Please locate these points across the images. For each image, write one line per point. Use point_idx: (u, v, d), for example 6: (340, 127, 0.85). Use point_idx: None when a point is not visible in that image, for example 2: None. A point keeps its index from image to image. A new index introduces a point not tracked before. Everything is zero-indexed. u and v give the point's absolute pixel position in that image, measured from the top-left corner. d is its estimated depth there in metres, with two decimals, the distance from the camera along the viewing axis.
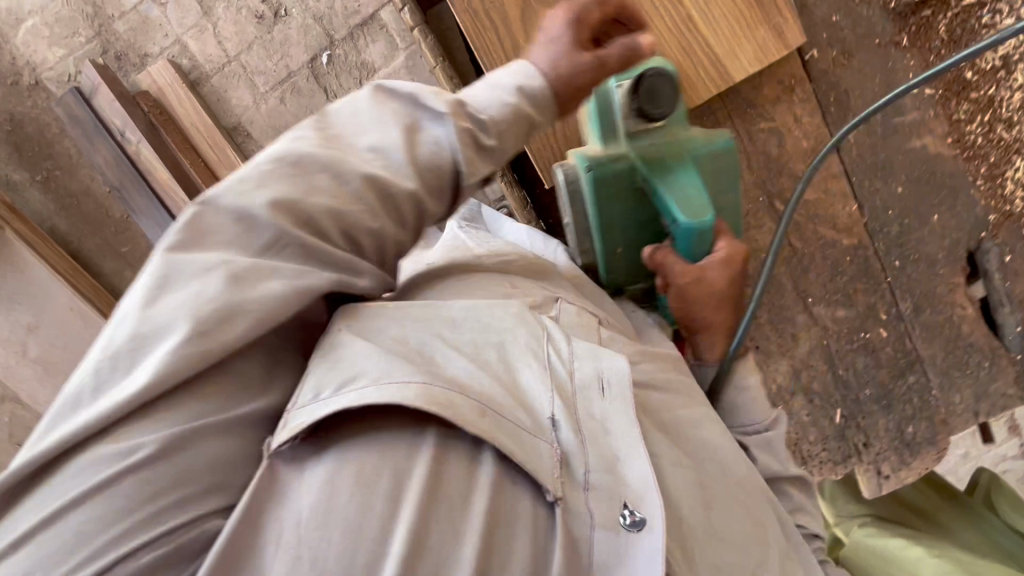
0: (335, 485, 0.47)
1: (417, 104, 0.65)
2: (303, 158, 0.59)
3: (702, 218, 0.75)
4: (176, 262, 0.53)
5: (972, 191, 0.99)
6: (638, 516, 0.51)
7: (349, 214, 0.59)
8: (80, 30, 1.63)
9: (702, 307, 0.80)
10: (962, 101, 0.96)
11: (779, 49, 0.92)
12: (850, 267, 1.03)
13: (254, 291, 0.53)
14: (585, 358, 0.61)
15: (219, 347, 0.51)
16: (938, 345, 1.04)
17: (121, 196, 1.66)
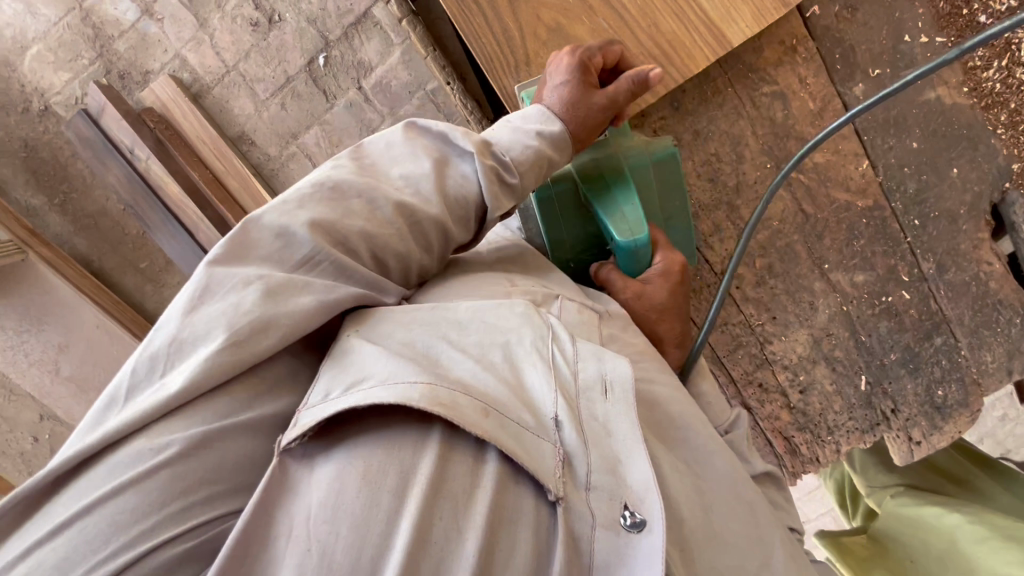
0: (342, 482, 0.47)
1: (448, 144, 0.73)
2: (340, 185, 0.65)
3: (637, 236, 0.78)
4: (217, 273, 0.58)
5: (993, 141, 0.94)
6: (639, 517, 0.51)
7: (380, 237, 0.65)
8: (83, 53, 1.66)
9: (644, 321, 0.83)
10: (976, 47, 0.92)
11: (777, 8, 0.89)
12: (867, 230, 1.00)
13: (287, 305, 0.58)
14: (589, 360, 0.61)
15: (252, 355, 0.55)
16: (964, 303, 1.00)
17: (136, 213, 1.71)
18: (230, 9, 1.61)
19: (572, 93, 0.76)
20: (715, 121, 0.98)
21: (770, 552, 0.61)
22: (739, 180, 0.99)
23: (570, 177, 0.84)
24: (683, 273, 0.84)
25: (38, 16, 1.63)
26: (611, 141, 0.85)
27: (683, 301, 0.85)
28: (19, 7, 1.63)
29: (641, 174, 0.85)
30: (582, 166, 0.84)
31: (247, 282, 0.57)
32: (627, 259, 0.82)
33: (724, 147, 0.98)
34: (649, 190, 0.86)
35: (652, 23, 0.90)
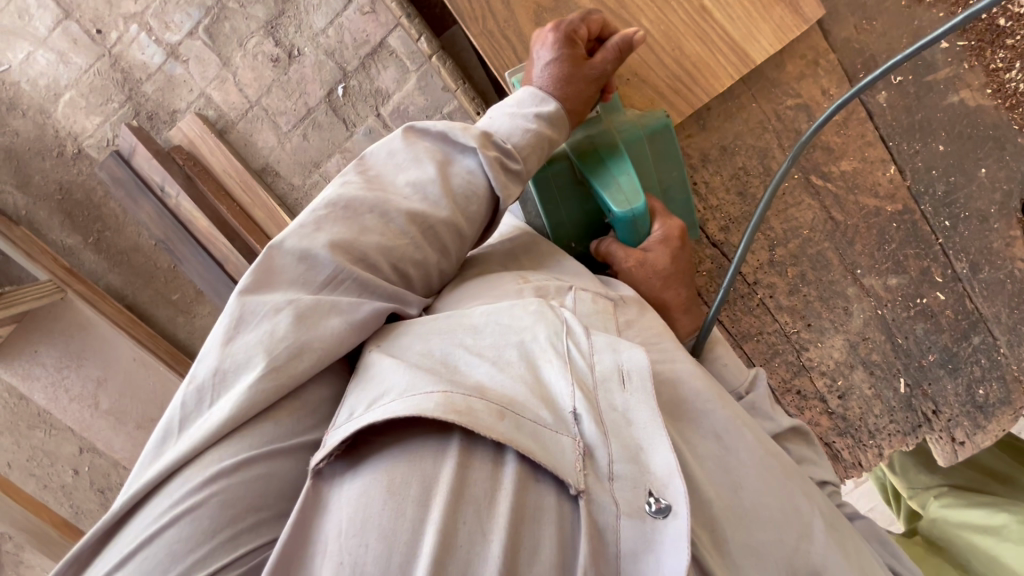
0: (366, 496, 0.49)
1: (448, 142, 0.73)
2: (352, 202, 0.66)
3: (634, 206, 0.81)
4: (249, 303, 0.59)
5: (1021, 139, 0.94)
6: (664, 502, 0.51)
7: (396, 249, 0.66)
8: (113, 97, 1.72)
9: (648, 287, 0.84)
10: (997, 49, 0.93)
11: (797, 24, 0.91)
12: (898, 234, 1.00)
13: (317, 328, 0.59)
14: (605, 351, 0.61)
15: (291, 380, 0.57)
16: (1001, 302, 1.00)
17: (167, 248, 1.77)
18: (251, 47, 1.66)
19: (561, 69, 0.77)
20: (741, 136, 0.99)
21: (809, 522, 0.60)
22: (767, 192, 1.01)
23: (565, 157, 0.86)
24: (682, 237, 0.86)
25: (69, 64, 1.70)
26: (603, 119, 0.87)
27: (686, 264, 0.86)
28: (52, 57, 1.70)
29: (636, 149, 0.87)
30: (576, 144, 0.85)
31: (277, 308, 0.59)
32: (626, 229, 0.84)
33: (751, 160, 1.00)
34: (645, 161, 0.88)
35: (674, 46, 0.91)
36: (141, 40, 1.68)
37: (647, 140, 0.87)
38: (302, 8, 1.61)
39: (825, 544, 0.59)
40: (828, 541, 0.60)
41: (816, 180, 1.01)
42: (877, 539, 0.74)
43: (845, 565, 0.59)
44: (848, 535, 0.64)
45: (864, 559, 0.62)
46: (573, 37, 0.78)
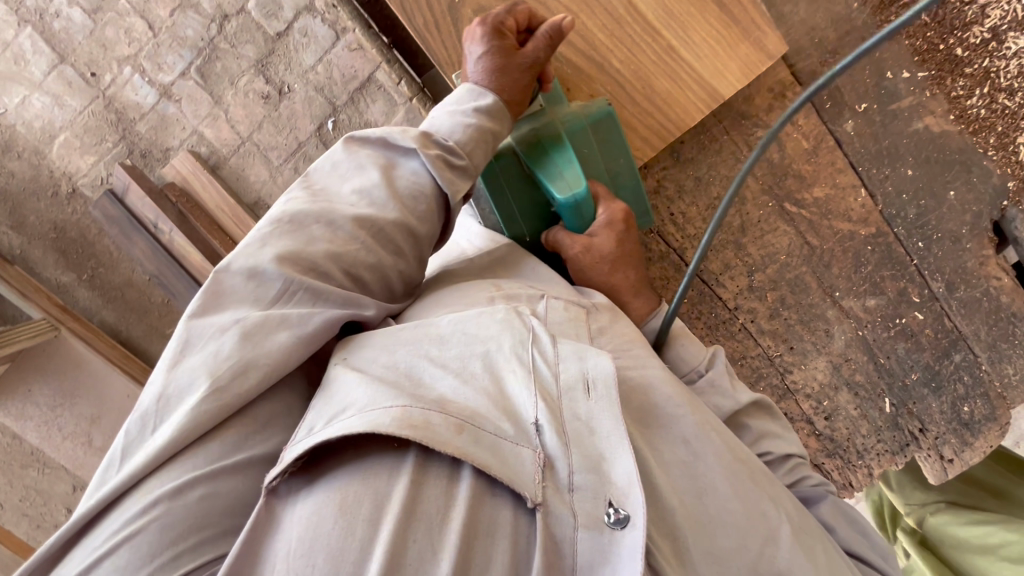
0: (318, 515, 0.49)
1: (389, 147, 0.75)
2: (296, 216, 0.67)
3: (576, 192, 0.83)
4: (195, 328, 0.60)
5: (986, 162, 0.97)
6: (623, 513, 0.52)
7: (347, 253, 0.67)
8: (107, 137, 1.76)
9: (597, 272, 0.86)
10: (958, 78, 0.95)
11: (763, 61, 0.93)
12: (873, 257, 1.02)
13: (265, 344, 0.60)
14: (571, 359, 0.63)
15: (237, 398, 0.58)
16: (979, 319, 1.02)
17: (160, 282, 1.80)
18: (243, 85, 1.69)
19: (491, 59, 0.80)
20: (715, 166, 1.02)
21: (775, 526, 0.61)
22: (744, 220, 1.03)
23: (512, 151, 0.89)
24: (627, 221, 0.87)
25: (65, 107, 1.74)
26: (547, 112, 0.89)
27: (634, 246, 0.88)
28: (47, 100, 1.73)
29: (581, 138, 0.89)
30: (521, 137, 0.87)
31: (224, 329, 0.60)
32: (572, 215, 0.86)
33: (726, 191, 1.02)
34: (591, 150, 0.90)
35: (645, 84, 0.94)
36: (135, 81, 1.72)
37: (590, 128, 0.89)
38: (292, 46, 1.64)
39: (791, 548, 0.60)
40: (794, 545, 0.61)
41: (790, 207, 1.02)
42: (847, 518, 0.74)
43: (811, 568, 0.60)
44: (817, 537, 0.65)
45: (831, 560, 0.63)
46: (500, 29, 0.81)
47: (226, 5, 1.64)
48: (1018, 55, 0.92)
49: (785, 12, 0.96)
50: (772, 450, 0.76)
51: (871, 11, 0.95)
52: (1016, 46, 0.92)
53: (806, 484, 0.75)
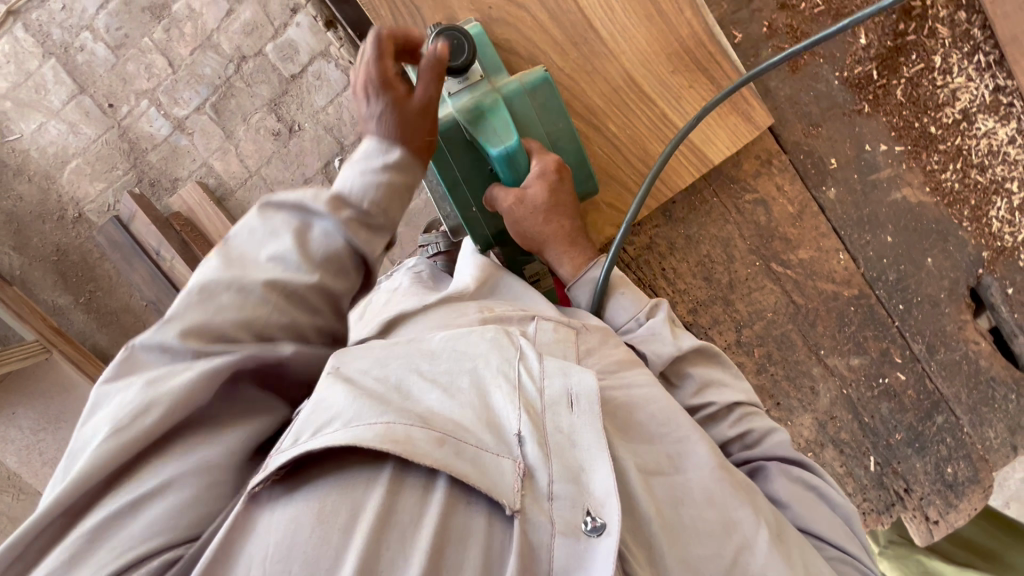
0: (296, 521, 0.49)
1: (300, 211, 0.64)
2: (202, 283, 0.60)
3: (508, 145, 0.84)
4: (102, 390, 0.57)
5: (962, 233, 1.02)
6: (599, 521, 0.55)
7: (258, 319, 0.61)
8: (118, 165, 1.80)
9: (531, 223, 0.90)
10: (932, 153, 1.01)
11: (751, 131, 0.98)
12: (856, 317, 1.06)
13: (168, 387, 0.56)
14: (555, 375, 0.66)
15: (142, 439, 0.54)
16: (960, 382, 1.05)
17: (158, 309, 1.81)
18: (255, 122, 1.76)
19: (389, 110, 0.69)
20: (704, 227, 1.06)
21: (750, 534, 0.63)
22: (732, 277, 1.07)
23: (450, 117, 0.87)
24: (560, 170, 0.88)
25: (79, 134, 1.79)
26: (486, 80, 0.89)
27: (568, 196, 0.90)
28: (63, 127, 1.78)
29: (519, 104, 0.89)
30: (460, 104, 0.86)
31: (130, 382, 0.56)
32: (505, 169, 0.87)
33: (715, 249, 1.06)
34: (529, 114, 0.90)
35: (640, 145, 0.99)
36: (150, 114, 1.78)
37: (528, 94, 0.89)
38: (305, 88, 1.72)
39: (766, 553, 0.61)
40: (768, 550, 0.62)
41: (776, 266, 1.06)
42: (805, 486, 0.76)
43: (786, 569, 0.61)
44: (796, 543, 0.65)
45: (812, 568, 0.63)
46: (386, 78, 0.71)
47: (245, 47, 1.72)
48: (986, 135, 0.99)
49: (771, 87, 1.02)
50: (716, 400, 0.82)
51: (852, 89, 1.01)
52: (984, 127, 0.99)
53: (752, 437, 0.80)
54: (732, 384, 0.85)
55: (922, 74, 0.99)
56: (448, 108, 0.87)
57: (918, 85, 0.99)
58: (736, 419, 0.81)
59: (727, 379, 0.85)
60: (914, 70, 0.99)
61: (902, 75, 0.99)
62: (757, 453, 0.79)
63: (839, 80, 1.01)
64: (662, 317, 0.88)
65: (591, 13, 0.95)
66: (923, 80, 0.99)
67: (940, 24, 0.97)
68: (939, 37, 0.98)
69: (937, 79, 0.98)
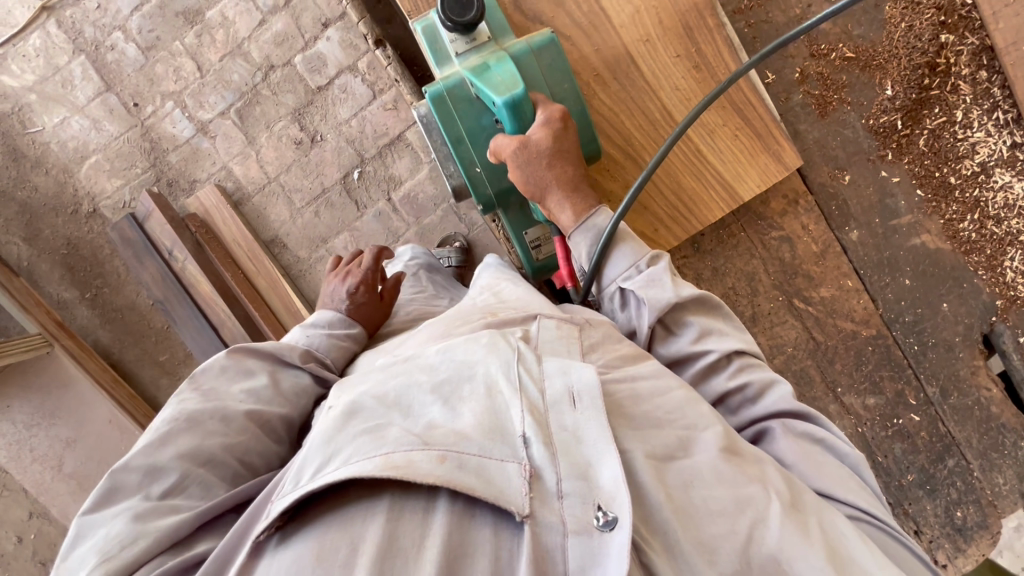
0: (297, 564, 0.54)
1: (275, 359, 0.90)
2: (192, 414, 0.76)
3: (514, 92, 0.88)
4: (89, 521, 0.67)
5: (976, 279, 1.05)
6: (611, 515, 0.58)
7: (240, 444, 0.77)
8: (138, 163, 1.81)
9: (534, 168, 0.91)
10: (950, 203, 1.05)
11: (780, 171, 1.01)
12: (873, 356, 1.08)
13: (155, 520, 0.66)
14: (556, 376, 0.71)
15: (122, 566, 0.62)
16: (971, 427, 1.07)
17: (165, 309, 1.80)
18: (278, 129, 1.78)
19: (357, 302, 1.09)
20: (731, 260, 1.09)
21: (763, 510, 0.64)
22: (755, 311, 1.09)
23: (457, 75, 0.95)
24: (565, 120, 0.92)
25: (102, 131, 1.80)
26: (493, 42, 0.97)
27: (572, 145, 0.92)
28: (86, 124, 1.79)
29: (525, 62, 0.94)
30: (467, 62, 0.95)
31: (117, 514, 0.66)
32: (512, 117, 0.90)
33: (739, 282, 1.09)
34: (534, 72, 0.95)
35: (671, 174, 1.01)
36: (175, 115, 1.79)
37: (534, 53, 0.95)
38: (330, 100, 1.75)
39: (781, 529, 0.62)
40: (783, 523, 0.63)
41: (799, 302, 1.08)
42: (812, 441, 0.78)
43: (803, 541, 0.61)
44: (810, 507, 0.67)
45: (828, 531, 0.64)
46: (364, 282, 1.11)
47: (274, 57, 1.76)
48: (1004, 189, 1.02)
49: (801, 129, 1.07)
50: (720, 347, 0.85)
51: (876, 136, 1.06)
52: (1001, 180, 1.02)
53: (752, 389, 0.83)
54: (735, 332, 0.89)
55: (943, 127, 1.03)
56: (459, 68, 0.95)
57: (939, 136, 1.03)
58: (736, 362, 0.86)
59: (730, 328, 0.89)
60: (936, 122, 1.03)
61: (924, 126, 1.04)
62: (761, 408, 0.82)
63: (865, 128, 1.07)
64: (660, 266, 0.88)
65: (633, 51, 1.00)
66: (943, 132, 1.03)
67: (963, 80, 1.02)
68: (960, 93, 1.03)
69: (957, 132, 1.03)
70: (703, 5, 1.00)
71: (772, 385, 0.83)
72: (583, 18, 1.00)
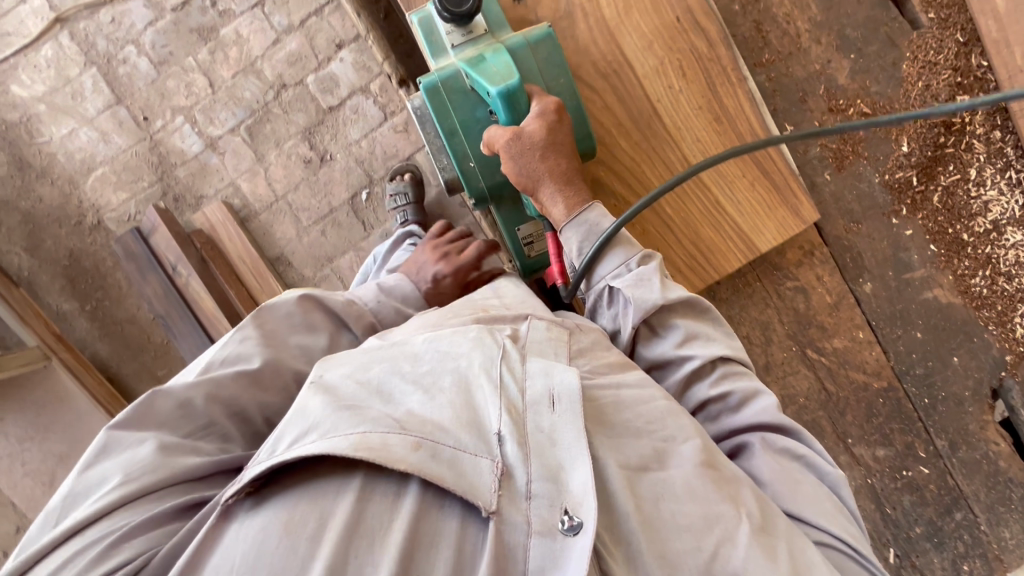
0: (264, 533, 0.58)
1: (343, 320, 0.98)
2: (242, 357, 0.82)
3: (508, 82, 0.89)
4: (115, 438, 0.70)
5: (986, 334, 1.06)
6: (576, 521, 0.62)
7: (271, 401, 0.82)
8: (144, 177, 1.80)
9: (526, 159, 0.91)
10: (963, 258, 1.06)
11: (798, 226, 1.02)
12: (884, 408, 1.08)
13: (176, 459, 0.70)
14: (539, 377, 0.75)
15: (137, 492, 0.66)
16: (978, 481, 1.07)
17: (165, 323, 1.78)
18: (287, 148, 1.78)
19: (440, 284, 1.16)
20: (746, 309, 1.09)
21: (732, 528, 0.67)
22: (768, 360, 1.09)
23: (453, 66, 0.98)
24: (559, 112, 0.92)
25: (110, 143, 1.79)
26: (489, 35, 0.99)
27: (565, 137, 0.92)
28: (94, 135, 1.79)
29: (522, 56, 0.96)
30: (463, 54, 0.97)
31: (142, 439, 0.70)
32: (506, 108, 0.91)
33: (754, 331, 1.09)
34: (530, 66, 0.96)
35: (688, 225, 1.01)
36: (184, 130, 1.79)
37: (530, 47, 0.97)
38: (341, 120, 1.75)
39: (746, 548, 0.65)
40: (750, 545, 0.65)
41: (812, 353, 1.09)
42: (792, 456, 0.80)
43: (768, 566, 0.63)
44: (780, 529, 0.68)
45: (796, 556, 0.66)
46: (460, 272, 1.18)
47: (287, 76, 1.76)
48: (1015, 247, 1.04)
49: (818, 182, 1.09)
50: (702, 354, 0.87)
51: (890, 191, 1.07)
52: (1014, 238, 1.04)
53: (733, 397, 0.86)
54: (721, 337, 0.91)
55: (957, 184, 1.05)
56: (455, 60, 0.98)
57: (953, 193, 1.05)
58: (718, 369, 0.88)
59: (718, 334, 0.91)
60: (950, 180, 1.05)
61: (938, 183, 1.06)
62: (741, 417, 0.85)
63: (879, 183, 1.08)
64: (653, 267, 0.90)
65: (656, 101, 1.02)
66: (957, 189, 1.05)
67: (977, 139, 1.04)
68: (974, 151, 1.04)
69: (971, 189, 1.04)
70: (724, 56, 1.02)
71: (755, 396, 0.85)
72: (603, 65, 1.01)
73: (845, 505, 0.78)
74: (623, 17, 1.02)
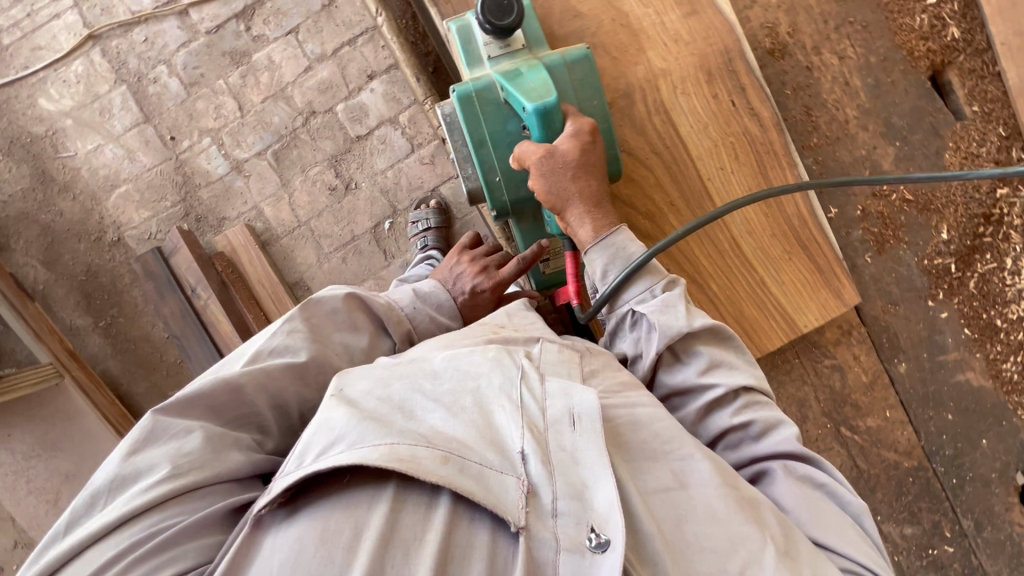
0: (300, 542, 0.57)
1: (384, 322, 0.99)
2: (289, 348, 0.81)
3: (545, 100, 0.88)
4: (162, 423, 0.67)
5: (1015, 419, 1.12)
6: (603, 538, 0.62)
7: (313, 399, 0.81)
8: (168, 197, 1.80)
9: (557, 177, 0.90)
10: (995, 343, 1.12)
11: (840, 308, 1.04)
12: (914, 486, 1.11)
13: (221, 455, 0.68)
14: (558, 397, 0.74)
15: (186, 485, 0.64)
16: (1003, 561, 1.11)
17: (180, 344, 1.77)
18: (313, 174, 1.78)
19: (478, 297, 1.16)
20: (783, 385, 1.10)
21: (760, 551, 0.66)
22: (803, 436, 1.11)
23: (488, 78, 0.97)
24: (593, 133, 0.92)
25: (135, 161, 1.79)
26: (526, 51, 1.00)
27: (597, 159, 0.92)
28: (120, 152, 1.78)
29: (558, 74, 0.97)
30: (500, 67, 0.97)
31: (189, 429, 0.68)
32: (541, 125, 0.90)
33: (791, 407, 1.11)
34: (565, 85, 0.96)
35: (731, 302, 1.03)
36: (210, 152, 1.79)
37: (567, 66, 0.97)
38: (369, 150, 1.76)
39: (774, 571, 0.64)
40: (777, 567, 0.65)
41: (845, 431, 1.11)
42: (813, 484, 0.80)
43: None
44: (804, 554, 0.68)
45: None
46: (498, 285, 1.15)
47: (317, 103, 1.77)
48: None
49: (860, 264, 1.13)
50: (726, 381, 0.86)
51: (929, 276, 1.13)
52: None
53: (755, 428, 0.84)
54: (742, 364, 0.90)
55: (992, 272, 1.12)
56: (491, 71, 0.97)
57: (989, 280, 1.12)
58: (739, 398, 0.87)
59: (740, 361, 0.90)
60: (985, 268, 1.12)
61: (975, 271, 1.12)
62: (763, 444, 0.83)
63: (918, 267, 1.13)
64: (677, 296, 0.89)
65: (708, 181, 1.05)
66: (993, 278, 1.11)
67: (1016, 230, 1.11)
68: (1012, 242, 1.11)
69: (1006, 278, 1.11)
70: (777, 142, 1.06)
71: (775, 426, 0.84)
72: (660, 140, 1.05)
73: (869, 536, 0.77)
74: (681, 97, 1.06)
